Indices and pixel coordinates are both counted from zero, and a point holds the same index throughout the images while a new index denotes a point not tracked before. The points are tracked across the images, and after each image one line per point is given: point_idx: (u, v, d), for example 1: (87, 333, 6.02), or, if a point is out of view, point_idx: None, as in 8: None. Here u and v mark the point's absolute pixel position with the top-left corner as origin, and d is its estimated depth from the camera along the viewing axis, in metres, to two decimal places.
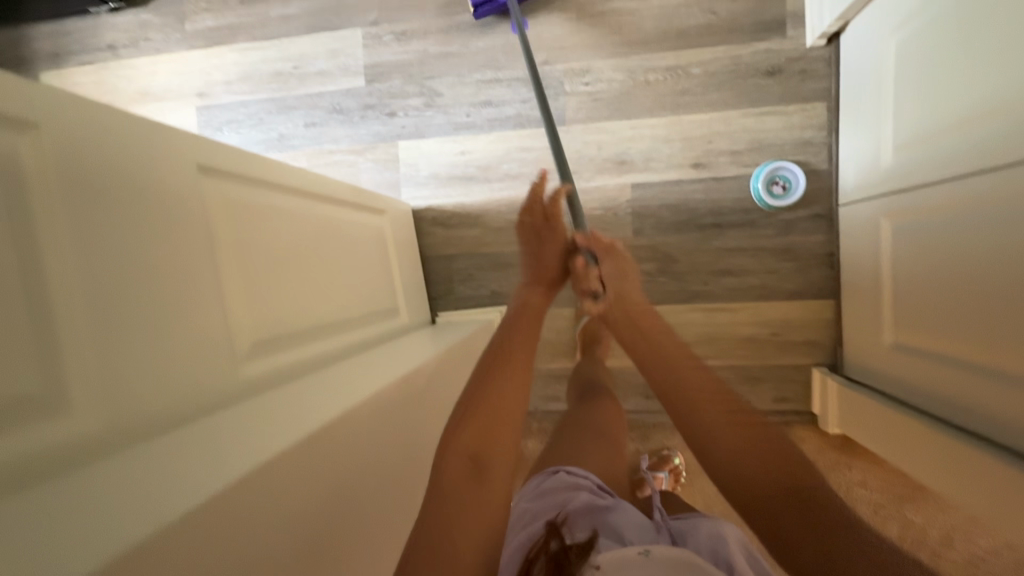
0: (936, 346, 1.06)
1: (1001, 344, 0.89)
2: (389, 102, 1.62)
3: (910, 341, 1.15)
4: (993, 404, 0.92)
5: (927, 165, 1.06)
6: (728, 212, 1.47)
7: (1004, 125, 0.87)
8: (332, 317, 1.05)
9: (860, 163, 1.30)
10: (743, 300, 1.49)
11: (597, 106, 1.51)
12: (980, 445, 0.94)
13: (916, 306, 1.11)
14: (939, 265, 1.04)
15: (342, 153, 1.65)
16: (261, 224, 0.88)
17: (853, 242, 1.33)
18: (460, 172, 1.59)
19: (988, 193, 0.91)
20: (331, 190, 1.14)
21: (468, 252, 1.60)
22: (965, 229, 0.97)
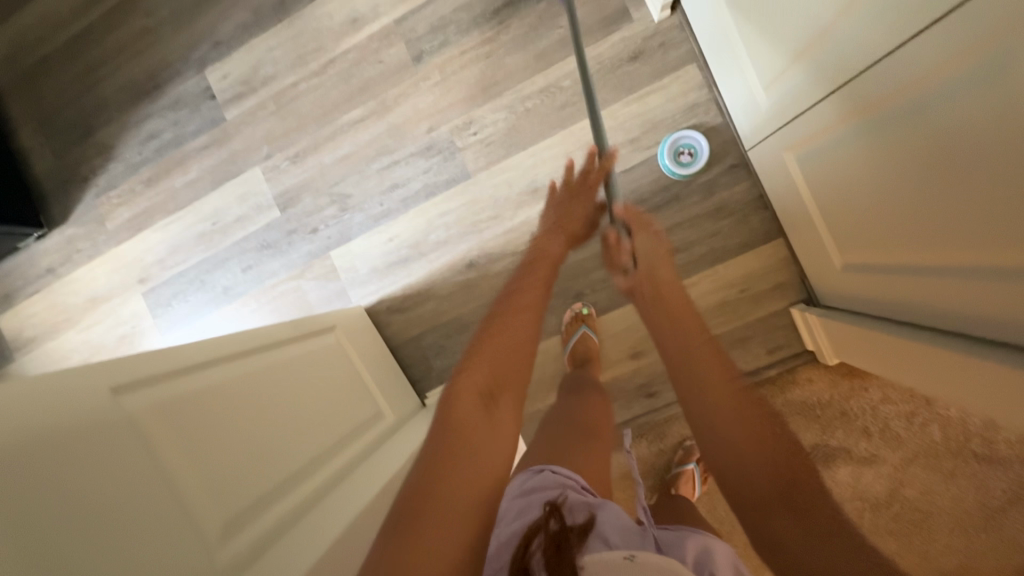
0: (878, 257, 1.04)
1: (929, 240, 0.87)
2: (308, 221, 1.67)
3: (857, 260, 1.12)
4: (946, 299, 0.89)
5: (796, 96, 1.07)
6: (650, 196, 1.48)
7: (840, 43, 0.89)
8: (310, 454, 1.05)
9: (745, 108, 1.30)
10: (700, 270, 1.47)
11: (492, 149, 1.55)
12: (944, 342, 0.92)
13: (847, 224, 1.10)
14: (846, 181, 1.04)
15: (284, 283, 1.70)
16: (198, 408, 0.89)
17: (774, 180, 1.33)
18: (395, 258, 1.63)
19: (852, 107, 0.92)
20: (269, 337, 1.16)
21: (431, 326, 1.63)
22: (852, 142, 0.97)
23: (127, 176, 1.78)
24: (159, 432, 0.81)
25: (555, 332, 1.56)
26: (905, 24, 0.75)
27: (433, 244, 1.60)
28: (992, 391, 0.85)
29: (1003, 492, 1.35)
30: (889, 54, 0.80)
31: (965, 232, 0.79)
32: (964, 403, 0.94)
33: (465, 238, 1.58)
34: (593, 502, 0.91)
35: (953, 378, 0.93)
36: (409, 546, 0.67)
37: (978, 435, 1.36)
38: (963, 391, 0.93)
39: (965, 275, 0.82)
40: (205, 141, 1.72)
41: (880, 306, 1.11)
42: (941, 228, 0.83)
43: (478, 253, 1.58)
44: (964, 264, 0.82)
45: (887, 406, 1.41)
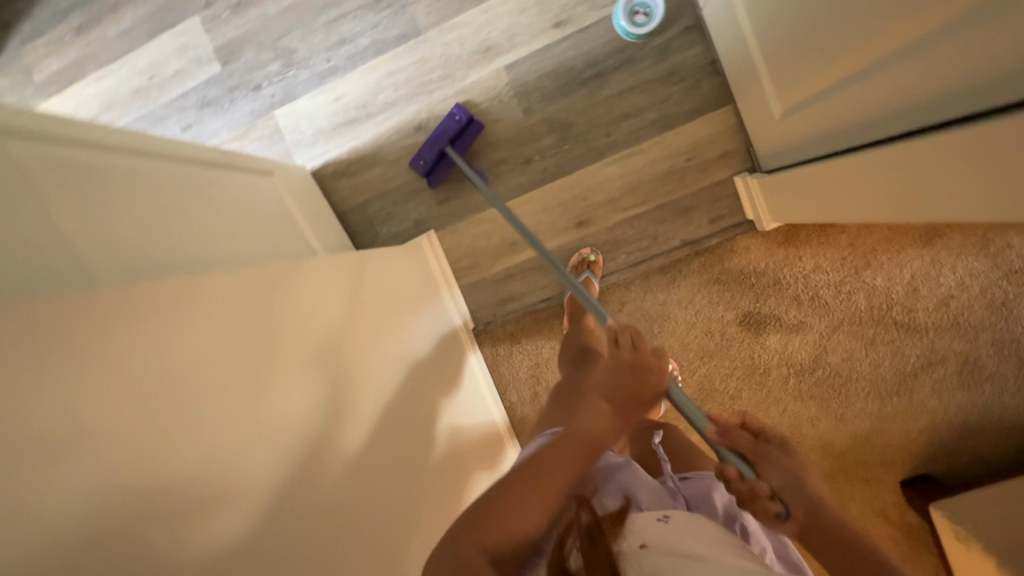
0: (812, 86, 1.04)
1: (844, 42, 0.88)
2: (251, 77, 1.59)
3: (793, 98, 1.13)
4: (863, 104, 0.91)
5: None
6: (603, 58, 1.45)
7: None
8: (235, 257, 1.05)
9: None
10: (648, 138, 1.47)
11: (445, 4, 1.49)
12: (862, 154, 0.95)
13: (784, 59, 1.09)
14: (778, 8, 1.02)
15: (226, 144, 1.63)
16: (100, 182, 0.86)
17: (724, 35, 1.30)
18: (342, 119, 1.57)
19: None
20: (193, 152, 1.12)
21: (378, 192, 1.59)
22: None
23: (55, 24, 1.66)
24: (47, 187, 0.78)
25: (504, 200, 1.54)
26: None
27: (382, 105, 1.55)
28: (908, 189, 0.88)
29: (917, 358, 1.43)
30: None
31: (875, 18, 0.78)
32: (890, 217, 0.98)
33: (415, 100, 1.54)
34: (614, 463, 0.99)
35: (879, 191, 0.95)
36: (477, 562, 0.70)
37: (901, 303, 1.43)
38: (887, 203, 0.96)
39: (885, 65, 0.82)
40: None
41: (808, 137, 1.13)
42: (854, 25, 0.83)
43: (428, 115, 1.54)
44: (880, 57, 0.82)
45: (819, 276, 1.46)
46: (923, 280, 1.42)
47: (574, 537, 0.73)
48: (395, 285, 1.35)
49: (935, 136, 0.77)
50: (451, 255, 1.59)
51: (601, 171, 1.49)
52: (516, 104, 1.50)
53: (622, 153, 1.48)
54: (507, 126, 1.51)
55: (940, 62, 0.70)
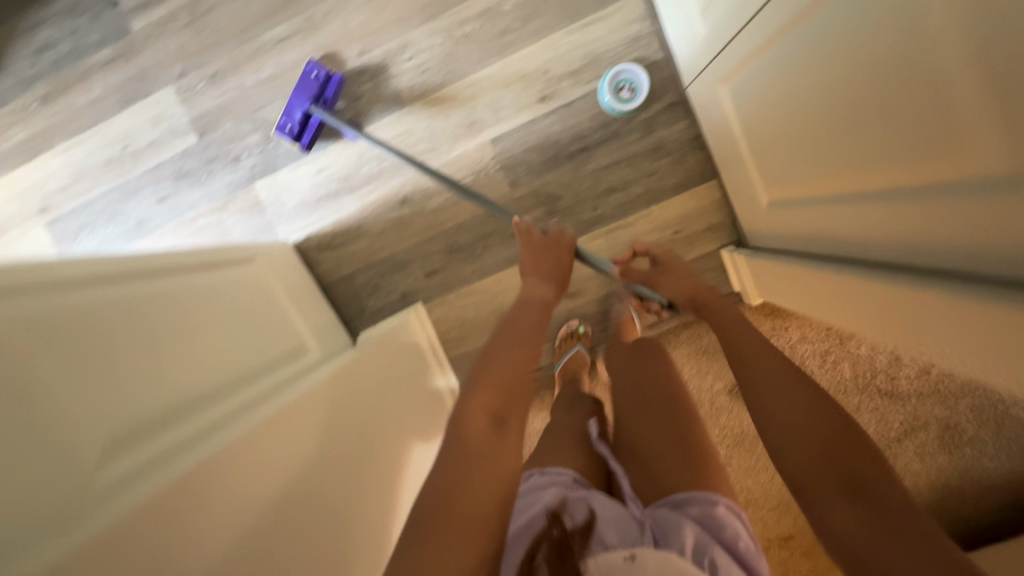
0: (795, 190, 1.06)
1: (830, 165, 0.89)
2: (230, 148, 1.55)
3: (777, 194, 1.14)
4: (848, 223, 0.92)
5: (722, 27, 1.06)
6: (589, 132, 1.44)
7: None
8: (220, 380, 1.03)
9: (682, 41, 1.27)
10: (635, 211, 1.47)
11: (428, 77, 1.47)
12: (849, 268, 0.95)
13: (771, 156, 1.10)
14: (768, 112, 1.03)
15: (205, 216, 1.59)
16: (86, 326, 0.82)
17: (710, 118, 1.31)
18: (325, 192, 1.55)
19: (768, 33, 0.91)
20: (177, 263, 1.10)
21: (363, 264, 1.57)
22: (772, 71, 0.95)
23: (20, 92, 1.59)
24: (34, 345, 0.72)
25: (491, 272, 1.53)
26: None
27: (365, 178, 1.54)
28: (893, 314, 0.88)
29: (901, 425, 1.46)
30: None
31: (863, 157, 0.80)
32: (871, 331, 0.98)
33: (400, 172, 1.52)
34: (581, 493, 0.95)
35: (864, 308, 0.95)
36: (434, 538, 0.71)
37: (884, 372, 1.46)
38: (870, 318, 0.95)
39: (873, 198, 0.82)
40: (109, 54, 1.55)
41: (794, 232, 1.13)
42: (841, 154, 0.85)
43: (413, 187, 1.53)
44: (864, 193, 0.84)
45: (805, 346, 1.48)
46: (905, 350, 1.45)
47: (544, 553, 0.77)
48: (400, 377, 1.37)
49: (929, 281, 0.76)
50: (439, 327, 1.57)
51: (589, 244, 1.49)
52: (503, 177, 1.49)
53: (610, 226, 1.48)
54: (494, 199, 1.50)
55: (933, 213, 0.71)
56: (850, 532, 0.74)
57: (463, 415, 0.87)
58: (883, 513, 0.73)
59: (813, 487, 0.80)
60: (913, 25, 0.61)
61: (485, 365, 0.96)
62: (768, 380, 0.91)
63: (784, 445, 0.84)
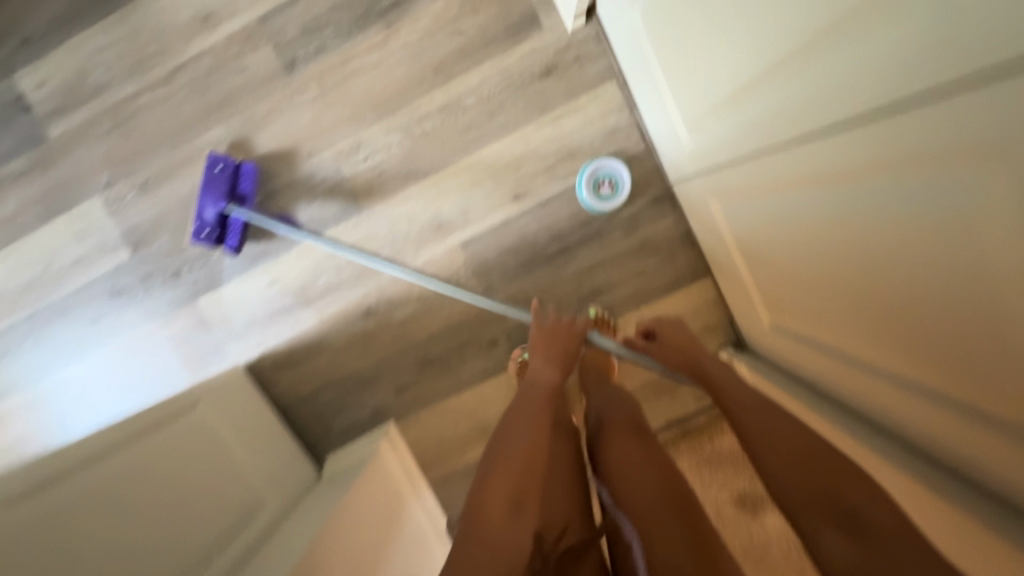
0: (807, 327, 0.96)
1: (855, 324, 0.81)
2: (168, 262, 1.39)
3: (778, 318, 1.06)
4: (881, 391, 0.82)
5: (721, 148, 0.95)
6: (569, 232, 1.31)
7: (766, 109, 0.78)
8: None
9: (668, 140, 1.14)
10: (623, 313, 1.34)
11: (387, 177, 1.33)
12: (884, 443, 0.86)
13: (777, 291, 1.01)
14: (775, 250, 0.94)
15: (144, 338, 1.42)
16: None
17: (702, 223, 1.19)
18: (279, 306, 1.39)
19: (780, 173, 0.82)
20: (105, 440, 0.93)
21: (326, 382, 1.41)
22: (782, 211, 0.86)
23: None
24: None
25: (469, 386, 1.38)
26: (847, 109, 0.63)
27: (322, 288, 1.37)
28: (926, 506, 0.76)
29: None
30: (822, 133, 0.69)
31: (908, 342, 0.71)
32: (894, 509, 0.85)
33: (361, 282, 1.36)
34: None
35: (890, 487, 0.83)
36: None
37: None
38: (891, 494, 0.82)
39: (919, 387, 0.73)
40: (23, 165, 1.37)
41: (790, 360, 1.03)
42: (872, 323, 0.77)
43: (377, 298, 1.36)
44: (897, 368, 0.76)
45: None
46: None
47: None
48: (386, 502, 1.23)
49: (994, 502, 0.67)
50: (415, 447, 1.41)
51: None
52: (476, 283, 1.34)
53: None
54: (468, 307, 1.35)
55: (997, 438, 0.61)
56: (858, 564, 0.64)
57: (483, 486, 0.82)
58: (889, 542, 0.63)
59: (811, 519, 0.71)
60: (982, 247, 0.53)
61: (512, 429, 0.90)
62: (761, 414, 0.85)
63: (792, 466, 0.76)
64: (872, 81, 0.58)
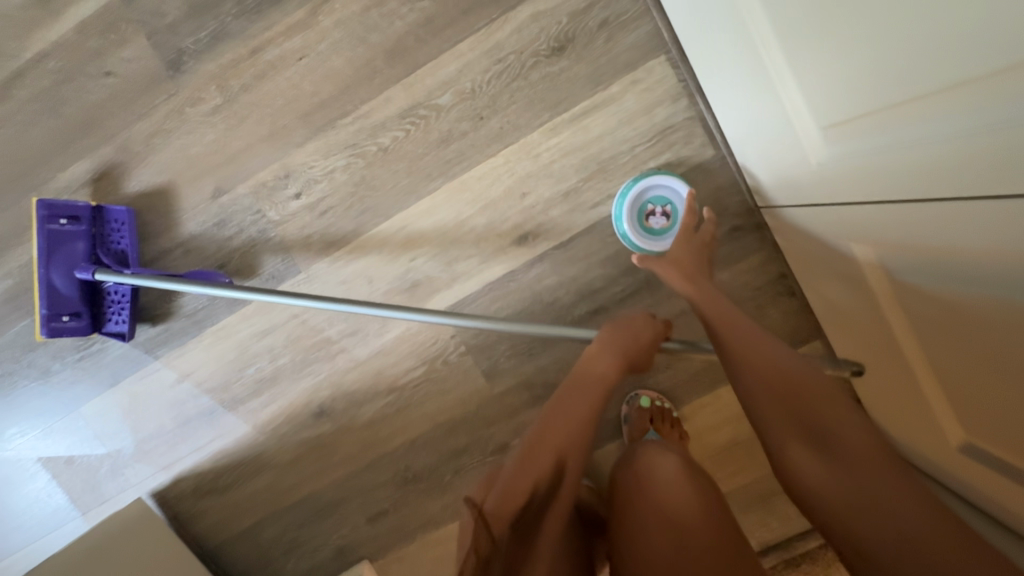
0: (890, 415, 0.75)
1: (934, 419, 0.64)
2: (32, 358, 0.97)
3: (882, 410, 0.77)
4: None
5: (879, 177, 0.53)
6: (604, 285, 0.88)
7: (995, 126, 0.38)
8: None
9: (770, 146, 0.69)
10: (690, 397, 0.91)
11: (332, 220, 0.90)
12: None
13: (984, 399, 0.53)
14: (986, 350, 0.50)
15: (14, 463, 1.01)
16: None
17: (814, 274, 0.76)
18: (194, 411, 0.97)
19: (1003, 243, 0.42)
20: None
21: (270, 511, 0.99)
22: (998, 305, 0.45)
23: None
24: None
25: None
26: (935, 182, 0.46)
27: (251, 382, 0.95)
28: None
29: None
30: (893, 202, 0.53)
31: None
32: None
33: (307, 371, 0.94)
34: None
35: None
36: None
37: None
38: None
39: None
40: None
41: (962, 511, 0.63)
42: (954, 422, 0.60)
43: (331, 392, 0.95)
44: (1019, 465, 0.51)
45: None
46: None
47: None
48: None
49: None
50: None
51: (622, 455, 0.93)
52: (472, 365, 0.92)
53: None
54: (462, 400, 0.93)
55: None
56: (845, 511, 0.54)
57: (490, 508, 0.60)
58: (871, 475, 0.53)
59: (801, 475, 0.58)
60: None
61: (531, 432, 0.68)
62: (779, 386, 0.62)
63: (813, 442, 0.58)
64: (1004, 154, 0.38)
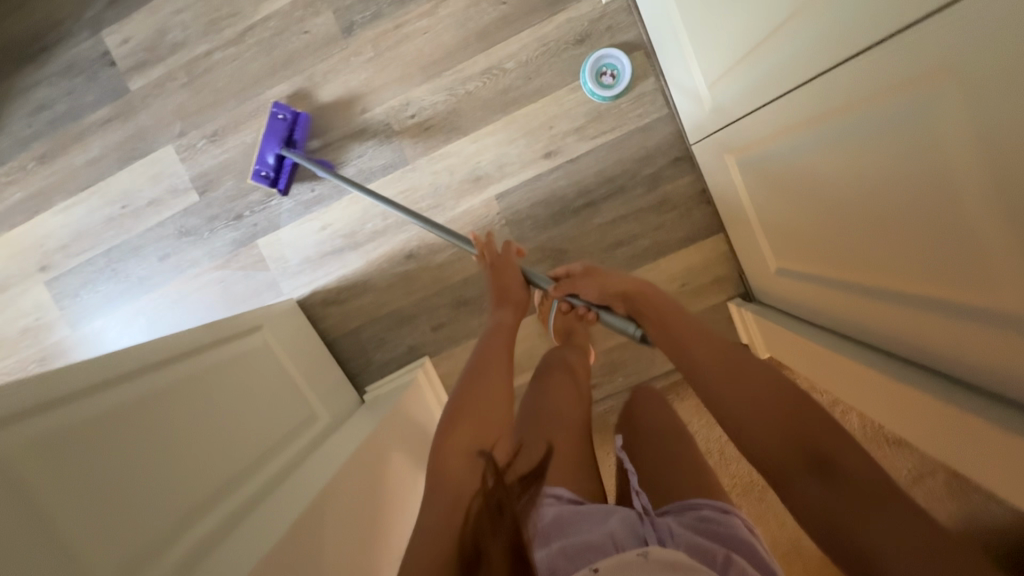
0: (749, 261, 1.36)
1: (784, 243, 1.12)
2: (231, 206, 1.54)
3: (790, 262, 1.13)
4: (897, 318, 0.85)
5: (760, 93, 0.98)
6: (595, 187, 1.44)
7: (796, 47, 0.83)
8: (247, 460, 1.07)
9: (721, 71, 1.09)
10: (643, 265, 1.48)
11: (432, 133, 1.46)
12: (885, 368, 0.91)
13: (791, 195, 1.01)
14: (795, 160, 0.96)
15: (207, 274, 1.57)
16: (134, 422, 0.89)
17: (743, 155, 1.14)
18: (330, 248, 1.54)
19: (807, 109, 0.86)
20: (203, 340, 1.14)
21: (370, 319, 1.56)
22: (807, 150, 0.91)
23: (17, 152, 1.56)
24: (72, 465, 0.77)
25: None
26: (766, 91, 0.96)
27: (369, 233, 1.52)
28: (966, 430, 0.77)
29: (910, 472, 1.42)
30: (781, 96, 0.92)
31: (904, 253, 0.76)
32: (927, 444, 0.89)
33: (404, 229, 1.51)
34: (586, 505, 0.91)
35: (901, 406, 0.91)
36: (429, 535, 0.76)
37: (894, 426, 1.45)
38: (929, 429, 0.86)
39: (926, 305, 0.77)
40: (107, 113, 1.53)
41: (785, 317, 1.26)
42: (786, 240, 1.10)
43: (419, 242, 1.51)
44: (807, 219, 0.99)
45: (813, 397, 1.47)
46: None
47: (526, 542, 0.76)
48: (416, 424, 1.38)
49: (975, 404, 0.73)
50: (446, 379, 1.57)
51: None
52: (508, 232, 1.48)
53: None
54: None
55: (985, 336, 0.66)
56: (762, 439, 0.77)
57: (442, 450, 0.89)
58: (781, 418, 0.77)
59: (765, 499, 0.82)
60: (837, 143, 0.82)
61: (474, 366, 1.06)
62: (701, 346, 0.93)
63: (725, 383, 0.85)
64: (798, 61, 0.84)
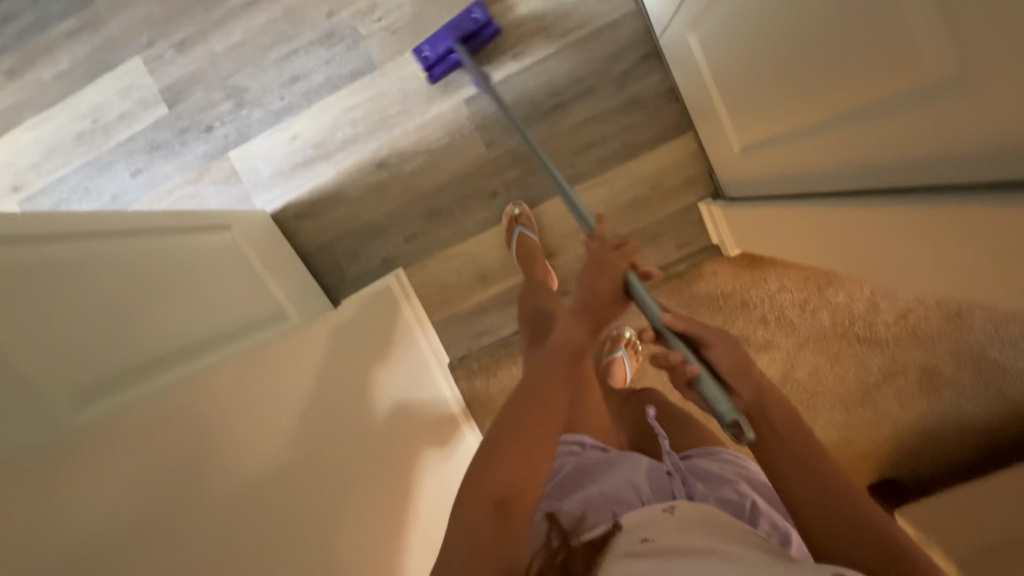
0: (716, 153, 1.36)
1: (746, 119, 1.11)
2: (201, 118, 1.53)
3: (761, 133, 1.08)
4: (839, 151, 0.85)
5: None
6: (564, 88, 1.44)
7: None
8: (204, 337, 1.10)
9: None
10: (613, 167, 1.47)
11: (399, 36, 1.46)
12: (837, 207, 0.91)
13: (738, 55, 1.01)
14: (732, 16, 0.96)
15: (179, 189, 1.56)
16: (93, 273, 0.92)
17: (704, 23, 1.09)
18: (301, 159, 1.53)
19: None
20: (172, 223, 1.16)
21: (343, 231, 1.55)
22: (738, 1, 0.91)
23: None
24: (26, 293, 0.79)
25: (472, 234, 1.54)
26: None
27: (340, 142, 1.51)
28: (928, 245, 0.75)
29: (881, 369, 1.44)
30: None
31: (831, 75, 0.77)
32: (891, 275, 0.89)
33: (375, 136, 1.50)
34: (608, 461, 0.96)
35: (860, 245, 0.91)
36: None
37: (864, 318, 1.46)
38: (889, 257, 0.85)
39: (857, 119, 0.77)
40: (73, 26, 1.52)
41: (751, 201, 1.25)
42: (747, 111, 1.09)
43: (390, 150, 1.51)
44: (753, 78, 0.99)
45: (785, 296, 1.48)
46: (884, 296, 1.44)
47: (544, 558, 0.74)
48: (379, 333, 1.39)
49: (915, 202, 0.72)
50: (421, 290, 1.57)
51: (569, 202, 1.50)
52: (478, 137, 1.49)
53: (588, 183, 1.48)
54: (472, 160, 1.50)
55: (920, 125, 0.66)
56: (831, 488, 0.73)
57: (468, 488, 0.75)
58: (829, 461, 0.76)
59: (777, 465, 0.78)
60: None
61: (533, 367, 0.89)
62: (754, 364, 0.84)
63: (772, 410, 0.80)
64: None
